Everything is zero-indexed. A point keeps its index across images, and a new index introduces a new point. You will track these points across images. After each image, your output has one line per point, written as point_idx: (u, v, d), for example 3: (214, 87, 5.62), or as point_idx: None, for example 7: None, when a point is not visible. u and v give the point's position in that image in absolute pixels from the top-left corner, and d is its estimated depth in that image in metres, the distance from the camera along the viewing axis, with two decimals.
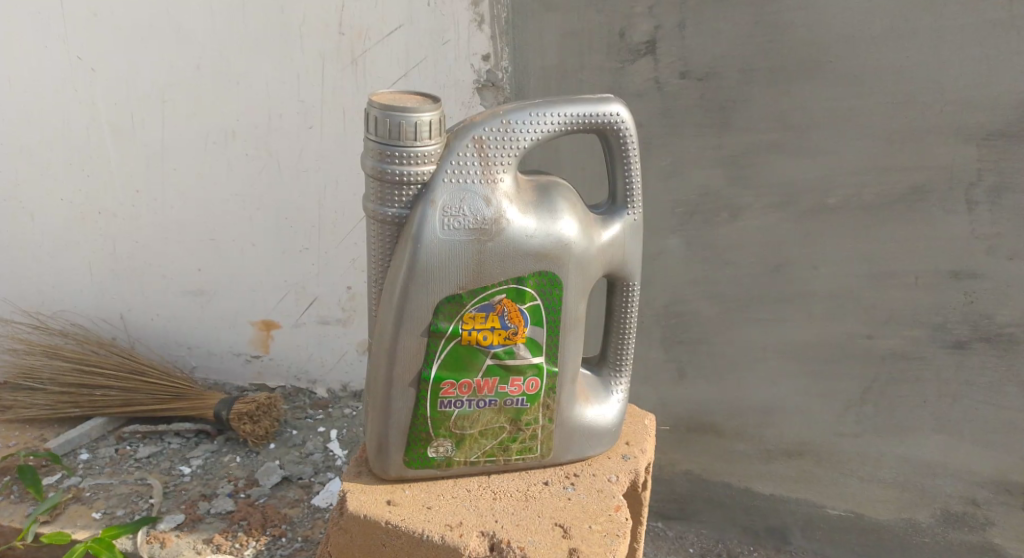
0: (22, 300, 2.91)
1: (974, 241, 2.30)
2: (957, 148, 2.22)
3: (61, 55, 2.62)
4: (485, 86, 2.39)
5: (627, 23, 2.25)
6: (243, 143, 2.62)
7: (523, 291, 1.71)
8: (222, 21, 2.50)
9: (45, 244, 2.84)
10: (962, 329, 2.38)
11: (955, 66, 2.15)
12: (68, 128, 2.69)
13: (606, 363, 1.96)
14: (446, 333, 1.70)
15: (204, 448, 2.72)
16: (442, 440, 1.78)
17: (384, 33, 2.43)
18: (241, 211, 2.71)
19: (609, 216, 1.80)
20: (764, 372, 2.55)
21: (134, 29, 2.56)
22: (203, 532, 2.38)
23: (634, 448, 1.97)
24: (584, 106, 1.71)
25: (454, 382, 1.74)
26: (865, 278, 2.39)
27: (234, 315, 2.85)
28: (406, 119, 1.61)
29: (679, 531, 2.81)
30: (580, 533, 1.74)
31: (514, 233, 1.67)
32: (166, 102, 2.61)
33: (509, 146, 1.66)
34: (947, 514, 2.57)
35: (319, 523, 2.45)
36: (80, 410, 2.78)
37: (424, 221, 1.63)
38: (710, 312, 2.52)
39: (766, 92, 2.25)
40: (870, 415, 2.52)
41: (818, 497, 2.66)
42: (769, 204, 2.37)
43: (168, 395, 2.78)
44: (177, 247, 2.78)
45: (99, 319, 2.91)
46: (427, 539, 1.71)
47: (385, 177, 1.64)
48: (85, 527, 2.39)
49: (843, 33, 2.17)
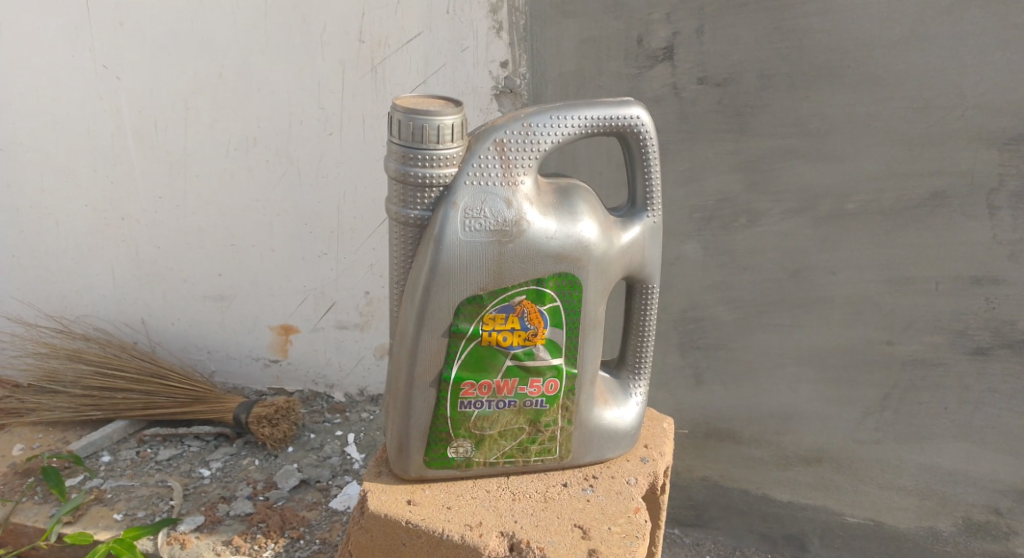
0: (45, 304, 2.95)
1: (996, 247, 2.30)
2: (979, 153, 2.22)
3: (86, 65, 2.65)
4: (503, 93, 2.41)
5: (645, 30, 2.26)
6: (264, 150, 2.65)
7: (543, 292, 1.72)
8: (244, 29, 2.53)
9: (69, 250, 2.87)
10: (983, 335, 2.38)
11: (975, 71, 2.16)
12: (92, 136, 2.73)
13: (625, 366, 1.96)
14: (466, 333, 1.71)
15: (223, 451, 2.74)
16: (462, 440, 1.79)
17: (403, 41, 2.45)
18: (261, 217, 2.73)
19: (628, 219, 1.81)
20: (782, 378, 2.55)
21: (158, 38, 2.58)
22: (222, 534, 2.40)
23: (653, 451, 1.98)
24: (604, 109, 1.72)
25: (474, 383, 1.75)
26: (884, 284, 2.39)
27: (253, 320, 2.88)
28: (429, 122, 1.62)
29: (696, 538, 2.81)
30: (599, 534, 1.74)
31: (534, 235, 1.68)
32: (188, 109, 2.64)
33: (529, 149, 1.67)
34: (969, 522, 2.56)
35: (337, 525, 2.46)
36: (101, 413, 2.81)
37: (445, 223, 1.65)
38: (727, 318, 2.52)
39: (784, 98, 2.26)
40: (889, 422, 2.52)
41: (836, 505, 2.65)
42: (788, 209, 2.37)
43: (189, 398, 2.81)
44: (198, 252, 2.81)
45: (121, 323, 2.94)
46: (447, 539, 1.72)
47: (407, 179, 1.65)
48: (107, 528, 2.41)
49: (861, 38, 2.18)
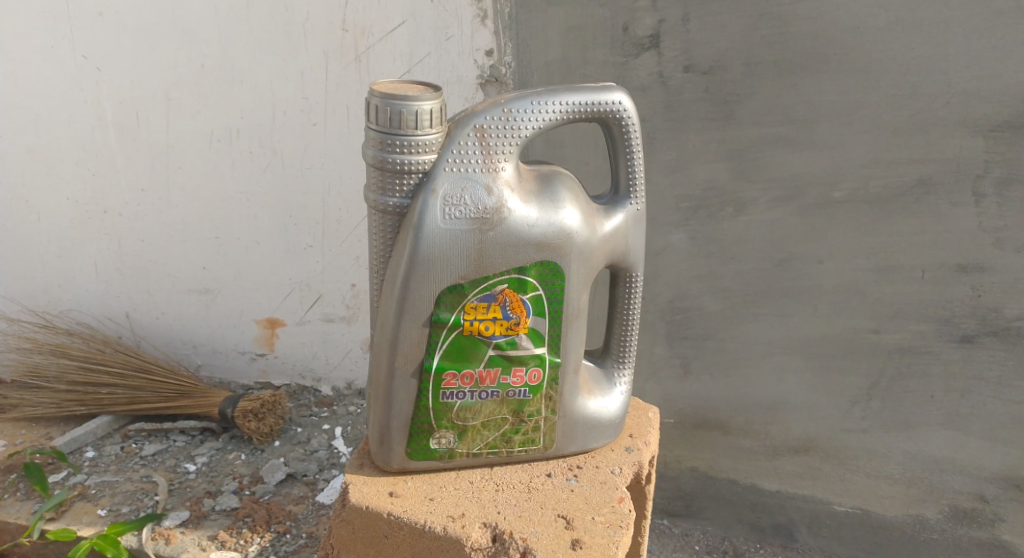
0: (29, 300, 2.91)
1: (982, 234, 2.28)
2: (965, 139, 2.21)
3: (68, 57, 2.62)
4: (488, 81, 2.39)
5: (631, 17, 2.24)
6: (247, 142, 2.62)
7: (525, 281, 1.70)
8: (226, 19, 2.50)
9: (53, 244, 2.84)
10: (970, 323, 2.37)
11: (962, 58, 2.14)
12: (74, 128, 2.69)
13: (609, 356, 1.95)
14: (448, 323, 1.69)
15: (209, 446, 2.71)
16: (445, 431, 1.78)
17: (387, 30, 2.43)
18: (246, 209, 2.70)
19: (611, 207, 1.79)
20: (770, 368, 2.54)
21: (140, 29, 2.56)
22: (208, 529, 2.38)
23: (638, 441, 1.96)
24: (585, 94, 1.70)
25: (456, 373, 1.73)
26: (871, 272, 2.38)
27: (239, 313, 2.85)
28: (408, 109, 1.60)
29: (684, 528, 2.80)
30: (583, 524, 1.73)
31: (515, 223, 1.66)
32: (171, 101, 2.62)
33: (509, 136, 1.65)
34: (956, 510, 2.56)
35: (323, 519, 2.44)
36: (85, 408, 2.79)
37: (425, 210, 1.63)
38: (714, 308, 2.50)
39: (770, 85, 2.25)
40: (877, 411, 2.51)
41: (824, 494, 2.64)
42: (774, 198, 2.36)
43: (174, 393, 2.79)
44: (183, 246, 2.79)
45: (105, 318, 2.91)
46: (429, 530, 1.71)
47: (386, 167, 1.63)
48: (90, 524, 2.39)
49: (847, 25, 2.16)
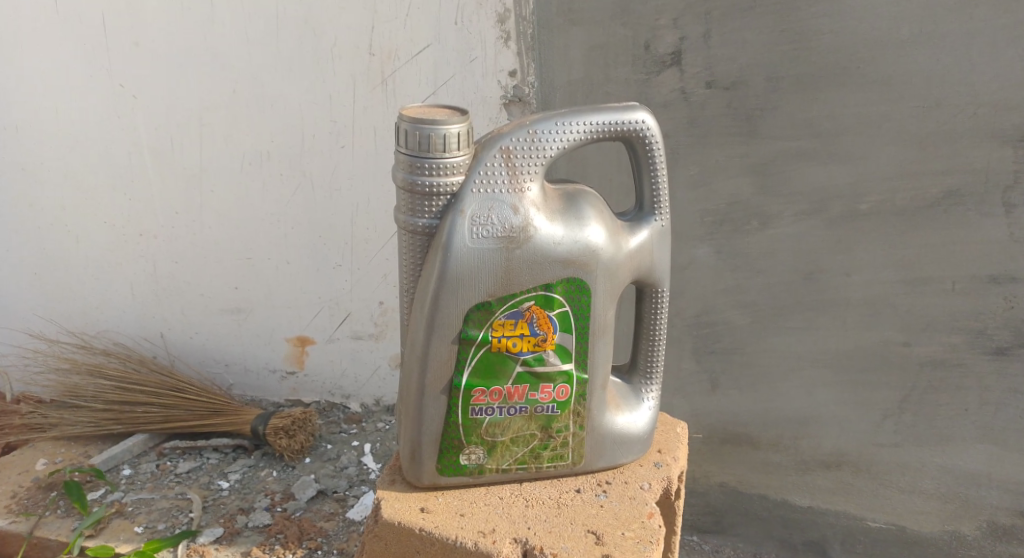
0: (66, 320, 2.96)
1: (1012, 244, 2.28)
2: (993, 150, 2.21)
3: (103, 84, 2.68)
4: (512, 101, 2.42)
5: (652, 35, 2.27)
6: (278, 165, 2.67)
7: (552, 298, 1.73)
8: (256, 45, 2.55)
9: (89, 267, 2.90)
10: (1002, 335, 2.36)
11: (986, 69, 2.15)
12: (109, 154, 2.75)
13: (637, 372, 1.96)
14: (476, 340, 1.72)
15: (241, 463, 2.75)
16: (475, 447, 1.80)
17: (412, 53, 2.47)
18: (277, 230, 2.75)
19: (636, 223, 1.81)
20: (799, 381, 2.54)
21: (173, 56, 2.61)
22: (241, 545, 2.42)
23: (666, 456, 1.97)
24: (609, 114, 1.72)
25: (485, 390, 1.76)
26: (899, 285, 2.38)
27: (270, 332, 2.89)
28: (435, 131, 1.63)
29: (715, 545, 2.80)
30: (613, 540, 1.74)
31: (542, 241, 1.69)
32: (203, 125, 2.67)
33: (535, 156, 1.68)
34: (993, 525, 2.54)
35: (354, 536, 2.47)
36: (122, 426, 2.83)
37: (453, 230, 1.66)
38: (741, 322, 2.51)
39: (794, 100, 2.26)
40: (909, 425, 2.50)
41: (857, 509, 2.63)
42: (799, 212, 2.36)
43: (208, 411, 2.83)
44: (215, 266, 2.83)
45: (140, 338, 2.96)
46: (460, 546, 1.73)
47: (415, 189, 1.66)
48: (128, 541, 2.43)
49: (869, 39, 2.18)
